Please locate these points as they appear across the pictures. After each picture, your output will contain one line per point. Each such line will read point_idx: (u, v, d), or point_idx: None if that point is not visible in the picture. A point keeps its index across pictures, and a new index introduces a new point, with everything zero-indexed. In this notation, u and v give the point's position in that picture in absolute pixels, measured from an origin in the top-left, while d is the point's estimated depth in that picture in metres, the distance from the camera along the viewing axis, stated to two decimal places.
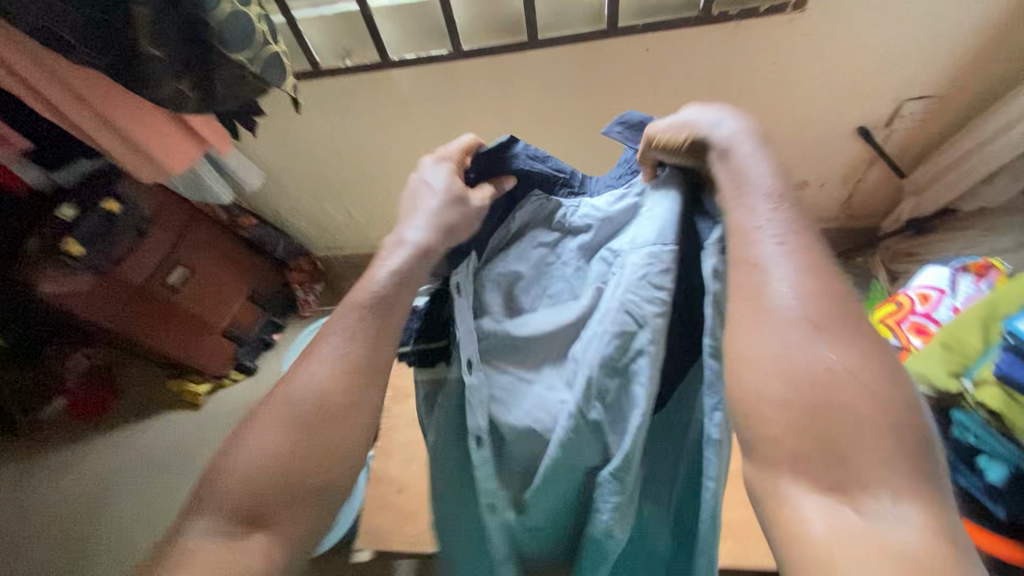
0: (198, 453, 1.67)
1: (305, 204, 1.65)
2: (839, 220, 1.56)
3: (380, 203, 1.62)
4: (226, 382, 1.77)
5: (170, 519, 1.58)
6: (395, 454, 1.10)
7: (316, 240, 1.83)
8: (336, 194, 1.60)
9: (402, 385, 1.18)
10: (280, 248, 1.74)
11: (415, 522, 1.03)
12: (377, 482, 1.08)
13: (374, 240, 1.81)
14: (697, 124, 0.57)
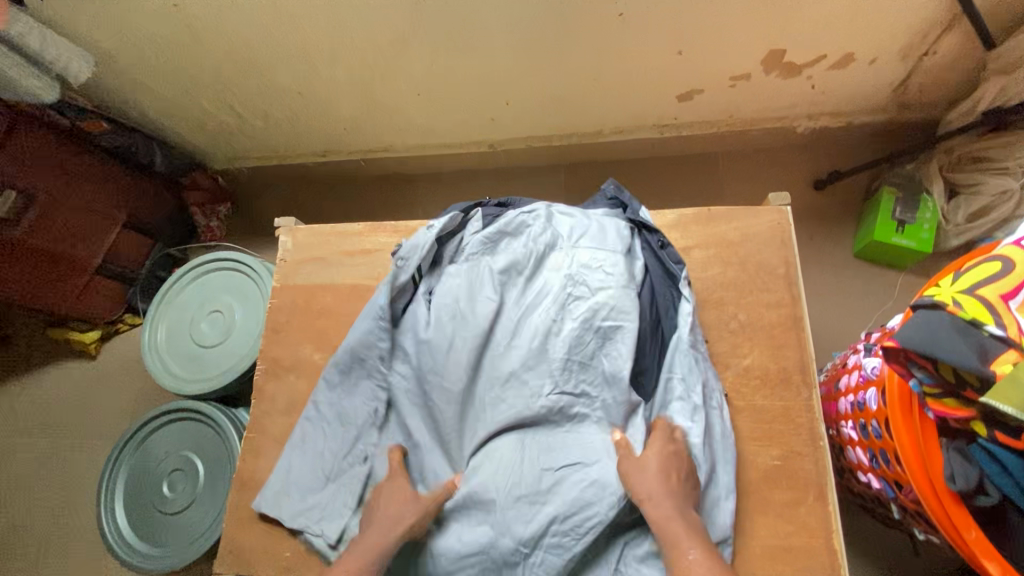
0: (95, 413, 1.42)
1: (172, 103, 1.24)
2: (889, 112, 1.15)
3: (269, 99, 1.21)
4: (121, 328, 1.47)
5: (69, 488, 1.36)
6: (266, 451, 0.83)
7: (207, 151, 1.44)
8: (207, 88, 1.18)
9: (278, 356, 0.88)
10: (156, 159, 1.36)
11: (285, 543, 0.77)
12: (245, 488, 0.82)
13: (275, 147, 1.40)
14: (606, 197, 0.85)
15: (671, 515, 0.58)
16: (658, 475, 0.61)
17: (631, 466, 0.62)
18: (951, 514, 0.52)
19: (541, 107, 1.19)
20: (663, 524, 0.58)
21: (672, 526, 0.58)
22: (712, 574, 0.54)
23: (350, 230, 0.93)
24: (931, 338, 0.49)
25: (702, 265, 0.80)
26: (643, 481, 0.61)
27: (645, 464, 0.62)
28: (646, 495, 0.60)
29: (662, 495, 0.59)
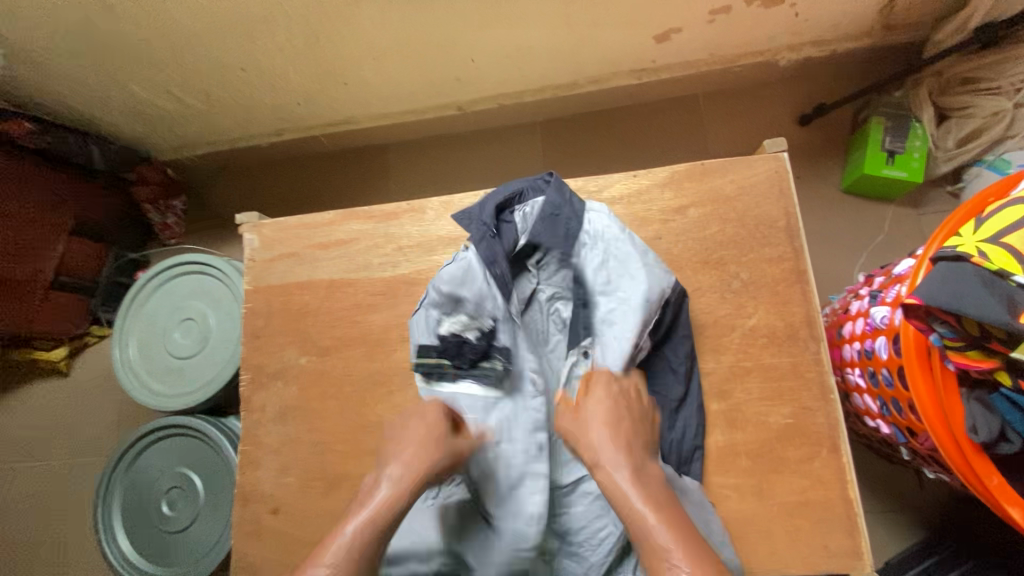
0: (83, 428, 1.36)
1: (99, 93, 1.11)
2: (874, 36, 1.09)
3: (207, 78, 1.09)
4: (92, 340, 1.39)
5: (70, 506, 1.33)
6: (265, 463, 0.79)
7: (150, 142, 1.31)
8: (134, 72, 1.06)
9: (261, 362, 0.83)
10: (93, 156, 1.22)
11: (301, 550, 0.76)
12: (247, 502, 0.78)
13: (223, 129, 1.29)
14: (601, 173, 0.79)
15: (612, 466, 0.57)
16: (604, 425, 0.59)
17: (575, 424, 0.61)
18: (973, 463, 0.52)
19: (510, 62, 1.10)
20: (607, 478, 0.56)
21: (617, 477, 0.56)
22: (656, 515, 0.52)
23: (320, 220, 0.86)
24: (956, 292, 0.47)
25: (700, 224, 0.76)
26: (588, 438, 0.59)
27: (591, 416, 0.60)
28: (592, 446, 0.59)
29: (608, 443, 0.58)
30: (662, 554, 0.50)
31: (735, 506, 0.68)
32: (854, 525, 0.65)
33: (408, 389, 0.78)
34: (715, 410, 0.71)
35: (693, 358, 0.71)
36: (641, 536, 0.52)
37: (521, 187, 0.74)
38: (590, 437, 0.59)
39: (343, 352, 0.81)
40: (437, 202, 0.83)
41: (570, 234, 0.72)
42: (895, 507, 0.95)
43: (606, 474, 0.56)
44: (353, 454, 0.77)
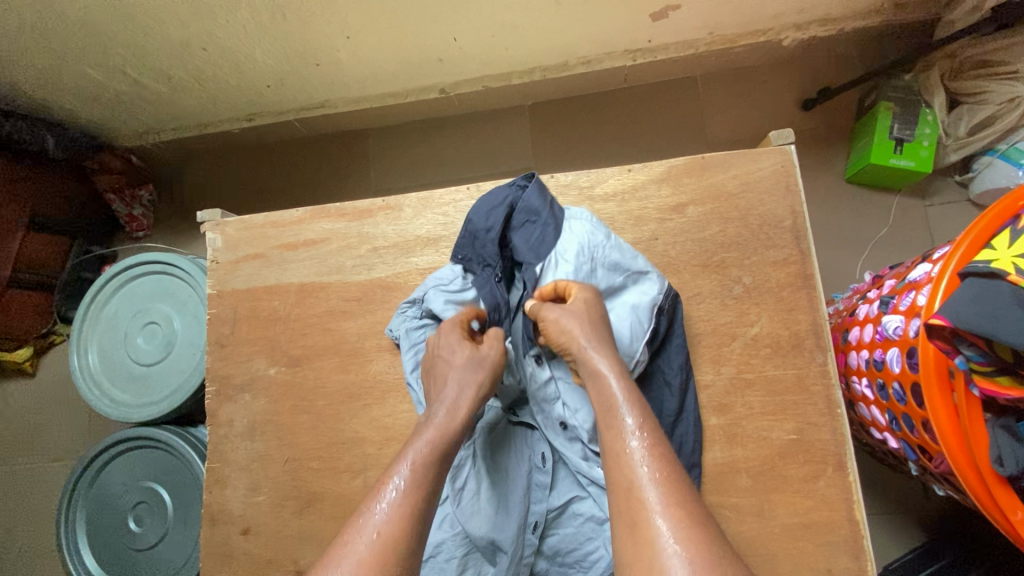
0: (52, 433, 1.30)
1: (48, 76, 1.02)
2: (883, 15, 1.02)
3: (167, 59, 1.00)
4: (58, 339, 1.31)
5: (41, 514, 1.27)
6: (233, 482, 0.74)
7: (110, 128, 1.22)
8: (85, 52, 0.96)
9: (227, 374, 0.77)
10: (47, 145, 1.13)
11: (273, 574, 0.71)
12: (215, 523, 0.73)
13: (189, 113, 1.20)
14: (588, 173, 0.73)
15: (594, 349, 0.56)
16: (592, 322, 0.58)
17: (557, 311, 0.59)
18: (994, 495, 0.48)
19: (496, 41, 1.02)
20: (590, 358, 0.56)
21: (600, 362, 0.55)
22: (634, 408, 0.52)
23: (288, 218, 0.79)
24: (989, 314, 0.42)
25: (700, 224, 0.70)
26: (567, 328, 0.58)
27: (578, 309, 0.59)
28: (575, 331, 0.57)
29: (586, 333, 0.57)
30: (625, 433, 0.50)
31: (735, 526, 0.63)
32: (860, 548, 0.61)
33: (386, 403, 0.72)
34: (714, 425, 0.66)
35: (688, 369, 0.66)
36: (609, 418, 0.52)
37: (497, 194, 0.69)
38: (569, 326, 0.57)
39: (315, 362, 0.75)
40: (415, 198, 0.77)
41: (544, 243, 0.67)
42: (895, 511, 0.92)
43: (589, 358, 0.56)
44: (327, 472, 0.72)
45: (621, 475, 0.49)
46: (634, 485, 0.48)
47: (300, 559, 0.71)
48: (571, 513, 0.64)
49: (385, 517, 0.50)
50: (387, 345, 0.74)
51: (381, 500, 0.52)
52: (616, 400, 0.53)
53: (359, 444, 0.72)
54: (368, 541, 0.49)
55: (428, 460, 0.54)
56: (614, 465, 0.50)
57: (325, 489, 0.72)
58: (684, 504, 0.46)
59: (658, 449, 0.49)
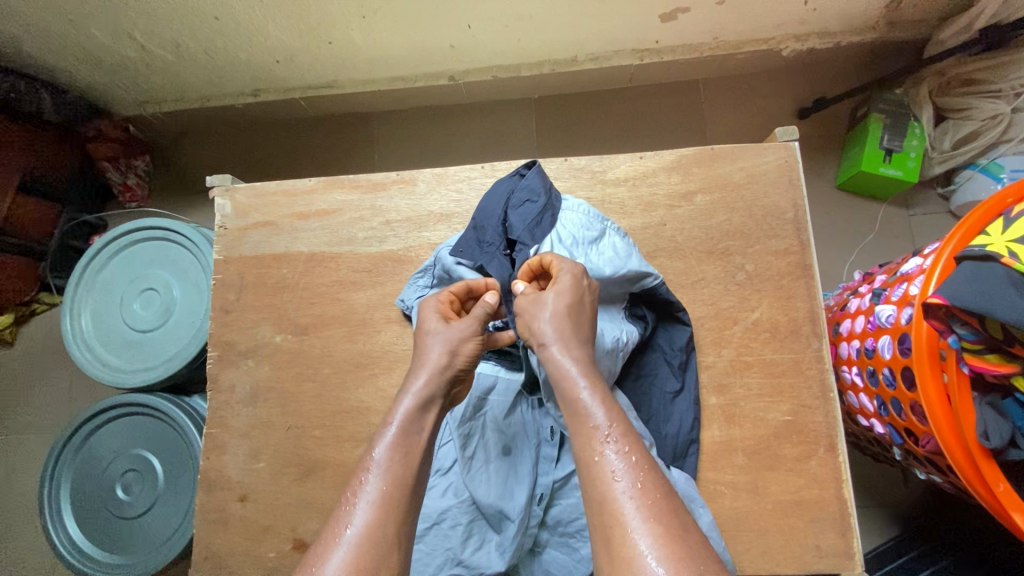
0: (30, 402, 1.26)
1: (50, 35, 1.00)
2: (878, 31, 1.07)
3: (174, 26, 0.99)
4: (40, 308, 1.27)
5: (13, 487, 1.22)
6: (232, 447, 0.73)
7: (107, 93, 1.19)
8: (94, 14, 0.95)
9: (232, 340, 0.77)
10: (43, 104, 1.11)
11: (271, 541, 0.70)
12: (211, 488, 0.73)
13: (189, 83, 1.18)
14: (598, 159, 0.75)
15: (557, 348, 0.55)
16: (560, 316, 0.56)
17: (526, 305, 0.59)
18: (981, 468, 0.51)
19: (509, 32, 1.04)
20: (553, 359, 0.55)
21: (566, 360, 0.54)
22: (604, 414, 0.51)
23: (300, 187, 0.79)
24: (985, 293, 0.45)
25: (706, 212, 0.73)
26: (532, 325, 0.57)
27: (547, 301, 0.57)
28: (539, 330, 0.56)
29: (551, 331, 0.56)
30: (596, 443, 0.50)
31: (729, 502, 0.66)
32: (846, 525, 0.64)
33: (393, 371, 0.73)
34: (713, 405, 0.68)
35: (689, 350, 0.69)
36: (579, 425, 0.51)
37: (501, 185, 0.71)
38: (536, 322, 0.57)
39: (322, 331, 0.75)
40: (429, 174, 0.78)
41: (541, 226, 0.68)
42: (875, 503, 0.96)
43: (556, 356, 0.55)
44: (329, 440, 0.72)
45: (593, 488, 0.49)
46: (605, 499, 0.48)
47: (298, 527, 0.70)
48: (574, 484, 0.65)
49: (363, 513, 0.50)
50: (396, 317, 0.74)
51: (358, 497, 0.52)
52: (586, 402, 0.52)
53: (363, 412, 0.72)
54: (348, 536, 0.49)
55: (398, 447, 0.54)
56: (588, 477, 0.50)
57: (327, 457, 0.72)
58: (661, 518, 0.45)
59: (632, 459, 0.49)
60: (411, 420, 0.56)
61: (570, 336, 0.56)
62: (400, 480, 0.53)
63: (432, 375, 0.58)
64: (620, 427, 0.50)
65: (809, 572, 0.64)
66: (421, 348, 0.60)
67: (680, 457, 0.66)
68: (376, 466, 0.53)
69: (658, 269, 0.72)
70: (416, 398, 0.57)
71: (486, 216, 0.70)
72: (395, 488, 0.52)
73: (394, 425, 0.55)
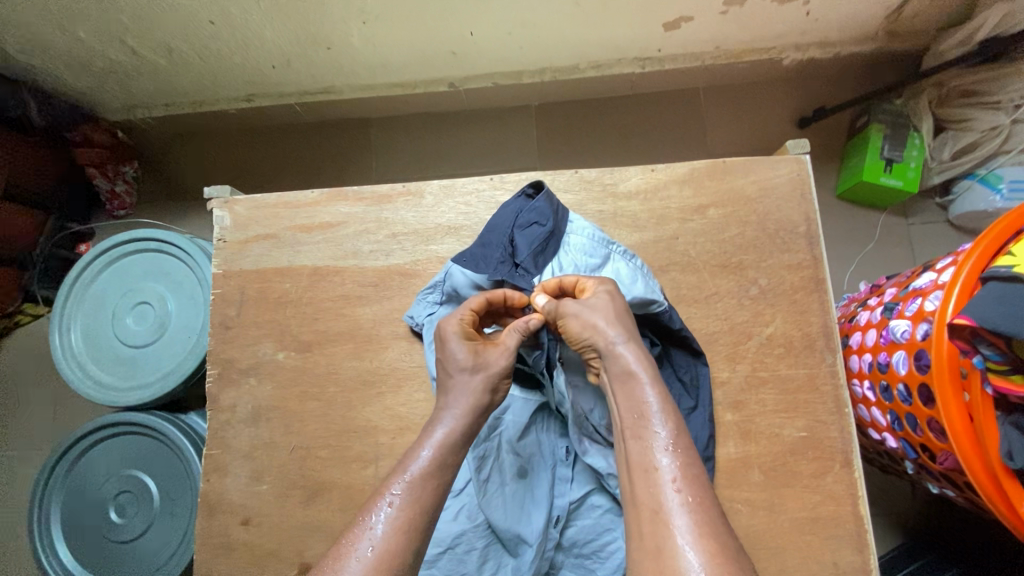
0: (12, 416, 1.21)
1: (36, 37, 0.96)
2: (878, 42, 1.08)
3: (167, 29, 0.96)
4: (23, 318, 1.22)
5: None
6: (233, 469, 0.71)
7: (96, 99, 1.16)
8: (83, 17, 0.91)
9: (232, 357, 0.74)
10: (29, 107, 1.08)
11: (276, 567, 0.68)
12: (213, 511, 0.70)
13: (181, 87, 1.15)
14: (607, 171, 0.74)
15: (624, 346, 0.54)
16: (615, 319, 0.56)
17: (578, 305, 0.57)
18: (1007, 493, 0.50)
19: (512, 38, 1.03)
20: (615, 356, 0.54)
21: (626, 361, 0.54)
22: (669, 422, 0.51)
23: (302, 200, 0.77)
24: (1015, 314, 0.45)
25: (719, 226, 0.72)
26: (593, 322, 0.56)
27: (604, 304, 0.57)
28: (602, 325, 0.55)
29: (615, 331, 0.55)
30: (655, 449, 0.50)
31: (746, 520, 0.65)
32: (864, 542, 0.64)
33: (401, 389, 0.71)
34: (729, 421, 0.67)
35: (700, 364, 0.68)
36: (639, 428, 0.51)
37: (507, 208, 0.70)
38: (595, 321, 0.55)
39: (328, 348, 0.73)
40: (436, 186, 0.76)
41: (545, 253, 0.68)
42: (880, 513, 0.96)
43: (620, 355, 0.54)
44: (336, 461, 0.70)
45: (647, 494, 0.48)
46: (664, 504, 0.47)
47: (304, 551, 0.68)
48: (590, 504, 0.64)
49: (382, 532, 0.49)
50: (404, 333, 0.73)
51: (377, 512, 0.51)
52: (647, 409, 0.51)
53: (370, 432, 0.70)
54: (363, 558, 0.48)
55: (429, 477, 0.53)
56: (641, 483, 0.49)
57: (334, 478, 0.69)
58: (716, 533, 0.45)
59: (689, 471, 0.48)
60: (448, 454, 0.54)
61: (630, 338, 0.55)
62: (426, 508, 0.52)
63: (472, 408, 0.57)
64: (682, 436, 0.50)
65: None
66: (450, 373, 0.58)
67: None
68: (402, 487, 0.52)
69: (671, 284, 0.71)
70: (450, 427, 0.56)
71: (493, 235, 0.69)
72: (418, 516, 0.51)
73: (429, 448, 0.54)
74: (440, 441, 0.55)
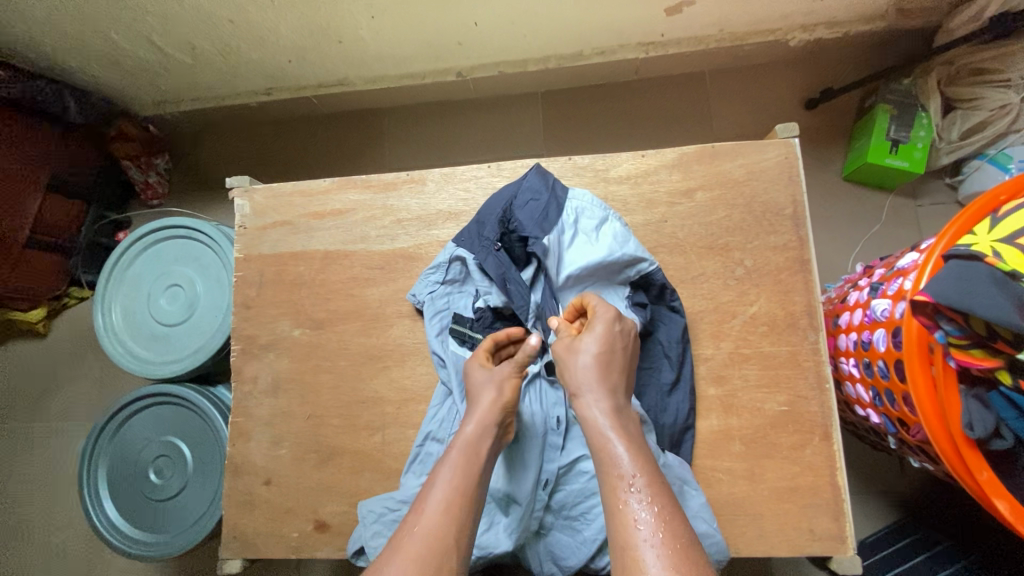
0: (61, 390, 1.33)
1: (74, 40, 1.03)
2: (888, 20, 1.06)
3: (191, 28, 1.02)
4: (69, 301, 1.33)
5: (50, 472, 1.30)
6: (256, 435, 0.78)
7: (129, 94, 1.24)
8: (114, 18, 0.98)
9: (253, 333, 0.81)
10: (67, 108, 1.15)
11: (294, 523, 0.75)
12: (238, 472, 0.78)
13: (206, 83, 1.22)
14: (600, 158, 0.78)
15: (590, 395, 0.59)
16: (592, 361, 0.60)
17: (565, 345, 0.63)
18: (964, 456, 0.53)
19: (515, 27, 1.06)
20: (584, 408, 0.59)
21: (595, 407, 0.58)
22: (632, 468, 0.54)
23: (315, 188, 0.83)
24: (965, 290, 0.47)
25: (706, 208, 0.75)
26: (570, 369, 0.61)
27: (582, 345, 0.61)
28: (574, 376, 0.60)
29: (587, 382, 0.59)
30: (622, 492, 0.53)
31: (727, 487, 0.69)
32: (840, 510, 0.67)
33: (406, 363, 0.77)
34: (712, 395, 0.71)
35: (686, 342, 0.71)
36: (608, 473, 0.55)
37: (504, 188, 0.75)
38: (572, 366, 0.61)
39: (338, 325, 0.79)
40: (437, 173, 0.81)
41: (548, 218, 0.71)
42: (875, 490, 0.99)
43: (587, 402, 0.59)
44: (347, 429, 0.76)
45: (617, 536, 0.51)
46: (629, 547, 0.50)
47: (319, 510, 0.75)
48: (578, 470, 0.69)
49: (428, 516, 0.53)
50: (408, 312, 0.78)
51: (424, 502, 0.55)
52: (615, 453, 0.55)
53: (378, 402, 0.76)
54: (413, 538, 0.52)
55: (466, 458, 0.58)
56: (612, 525, 0.52)
57: (345, 444, 0.76)
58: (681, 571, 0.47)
59: (655, 511, 0.51)
60: (481, 440, 0.60)
61: (604, 384, 0.60)
62: (467, 488, 0.56)
63: (492, 406, 0.62)
64: (649, 479, 0.53)
65: (803, 554, 0.67)
66: (472, 392, 0.64)
67: (675, 446, 0.69)
68: (444, 476, 0.57)
69: (659, 265, 0.74)
70: (480, 423, 0.61)
71: (488, 213, 0.73)
72: (460, 496, 0.56)
73: (463, 438, 0.60)
74: (474, 429, 0.60)
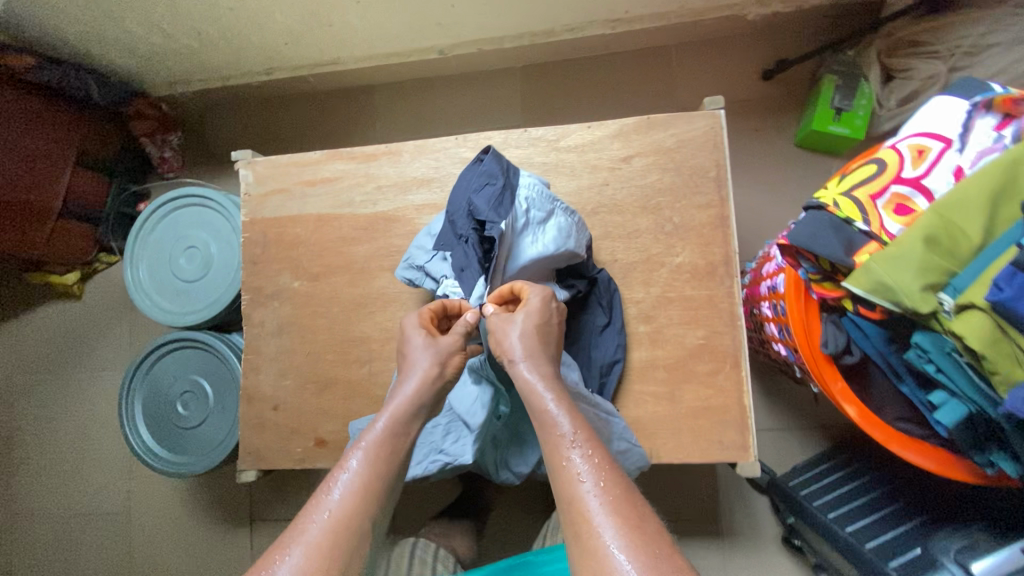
0: (96, 343, 1.51)
1: (94, 29, 1.15)
2: None
3: (196, 16, 1.13)
4: (99, 265, 1.49)
5: (92, 414, 1.49)
6: (264, 369, 0.93)
7: (144, 76, 1.36)
8: (128, 8, 1.10)
9: (260, 285, 0.95)
10: (91, 92, 1.28)
11: (297, 440, 0.91)
12: (251, 400, 0.94)
13: (211, 65, 1.33)
14: (552, 129, 0.89)
15: (528, 362, 0.68)
16: (528, 334, 0.69)
17: (503, 321, 0.71)
18: (822, 369, 0.66)
19: (489, 8, 1.14)
20: (523, 374, 0.67)
21: (533, 374, 0.67)
22: (571, 425, 0.62)
23: (308, 159, 0.95)
24: (813, 235, 0.60)
25: (642, 173, 0.86)
26: (511, 341, 0.69)
27: (518, 320, 0.70)
28: (511, 347, 0.69)
29: (524, 352, 0.68)
30: (565, 447, 0.61)
31: (652, 407, 0.83)
32: (744, 425, 0.81)
33: (387, 308, 0.91)
34: (642, 332, 0.84)
35: (616, 289, 0.85)
36: (551, 433, 0.62)
37: (462, 175, 0.78)
38: (512, 340, 0.69)
39: (331, 278, 0.93)
40: (412, 145, 0.93)
41: (503, 205, 0.73)
42: (804, 422, 1.12)
43: (527, 367, 0.67)
44: (340, 363, 0.91)
45: (564, 489, 0.58)
46: (575, 496, 0.57)
47: (319, 429, 0.91)
48: None
49: (338, 501, 0.60)
50: (389, 265, 0.92)
51: (335, 485, 0.61)
52: (555, 414, 0.63)
53: (365, 341, 0.91)
54: (320, 521, 0.58)
55: (382, 444, 0.65)
56: (559, 480, 0.59)
57: (338, 375, 0.91)
58: (620, 511, 0.55)
59: (595, 461, 0.59)
60: (399, 423, 0.68)
61: (538, 353, 0.69)
62: (379, 474, 0.63)
63: (422, 383, 0.70)
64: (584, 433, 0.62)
65: (712, 460, 0.81)
66: (408, 356, 0.72)
67: (605, 374, 0.83)
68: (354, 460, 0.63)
69: (601, 222, 0.87)
70: (408, 399, 0.69)
71: (455, 207, 0.76)
72: (372, 481, 0.63)
73: (383, 421, 0.67)
74: (397, 409, 0.68)
